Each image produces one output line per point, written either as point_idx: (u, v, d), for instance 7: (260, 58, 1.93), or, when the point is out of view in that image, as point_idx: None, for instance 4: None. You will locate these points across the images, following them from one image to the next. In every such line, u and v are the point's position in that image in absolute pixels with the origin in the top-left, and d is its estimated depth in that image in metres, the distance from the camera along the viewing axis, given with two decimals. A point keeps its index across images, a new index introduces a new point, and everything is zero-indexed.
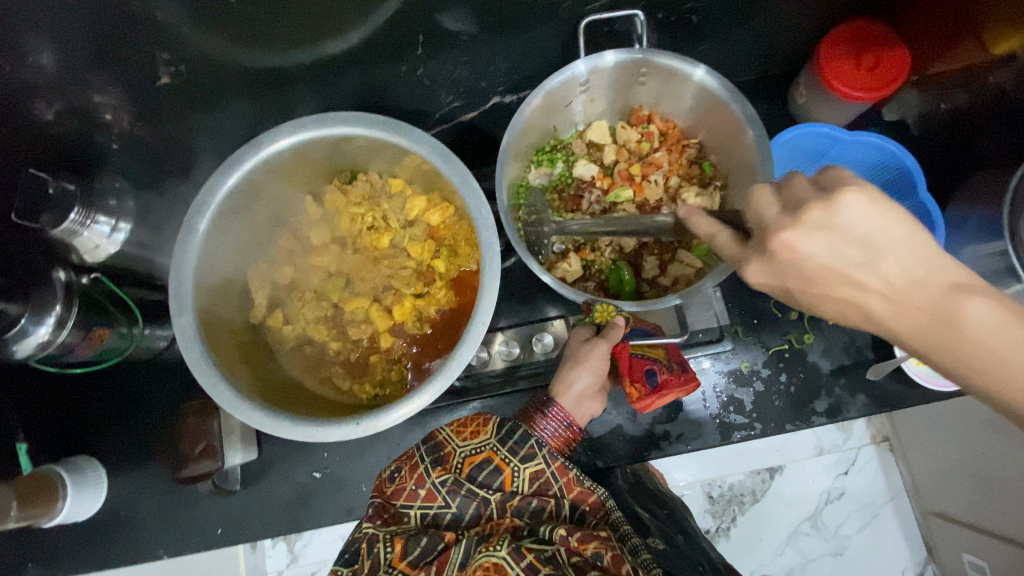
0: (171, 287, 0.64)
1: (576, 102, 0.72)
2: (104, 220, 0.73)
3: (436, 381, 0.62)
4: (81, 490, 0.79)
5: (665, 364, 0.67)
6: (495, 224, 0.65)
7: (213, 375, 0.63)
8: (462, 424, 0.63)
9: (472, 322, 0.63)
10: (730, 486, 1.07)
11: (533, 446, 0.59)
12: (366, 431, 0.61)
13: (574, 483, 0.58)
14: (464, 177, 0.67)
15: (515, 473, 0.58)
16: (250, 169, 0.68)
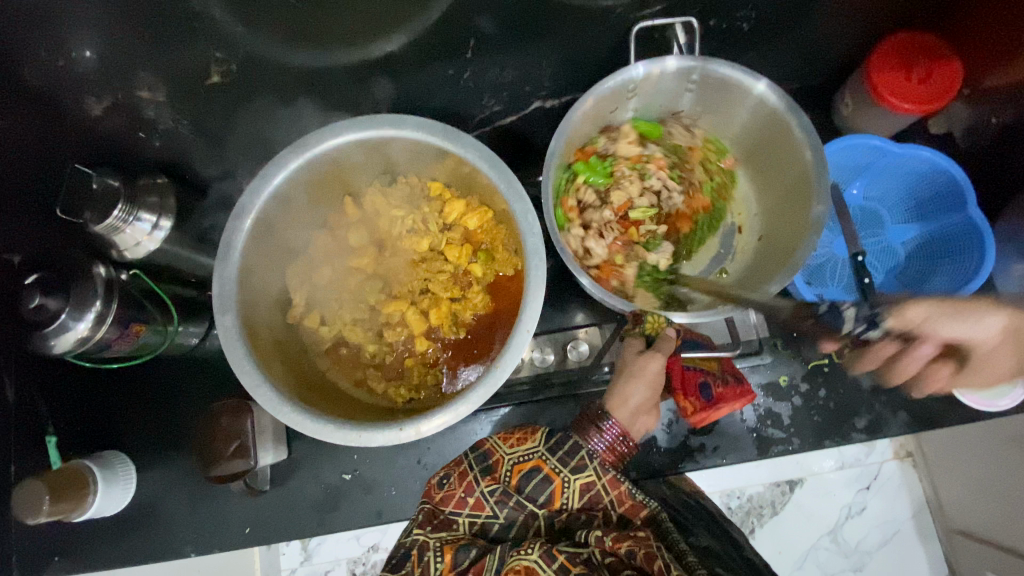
0: (213, 285, 0.63)
1: (624, 107, 0.71)
2: (146, 217, 0.70)
3: (480, 387, 0.61)
4: (110, 485, 0.79)
5: (717, 376, 0.68)
6: (541, 230, 0.63)
7: (255, 377, 0.62)
8: (510, 431, 0.62)
9: (516, 329, 0.62)
10: (749, 497, 1.06)
11: (584, 458, 0.58)
12: (408, 437, 0.61)
13: (627, 497, 0.57)
14: (510, 183, 0.66)
15: (565, 484, 0.57)
16: (294, 170, 0.67)
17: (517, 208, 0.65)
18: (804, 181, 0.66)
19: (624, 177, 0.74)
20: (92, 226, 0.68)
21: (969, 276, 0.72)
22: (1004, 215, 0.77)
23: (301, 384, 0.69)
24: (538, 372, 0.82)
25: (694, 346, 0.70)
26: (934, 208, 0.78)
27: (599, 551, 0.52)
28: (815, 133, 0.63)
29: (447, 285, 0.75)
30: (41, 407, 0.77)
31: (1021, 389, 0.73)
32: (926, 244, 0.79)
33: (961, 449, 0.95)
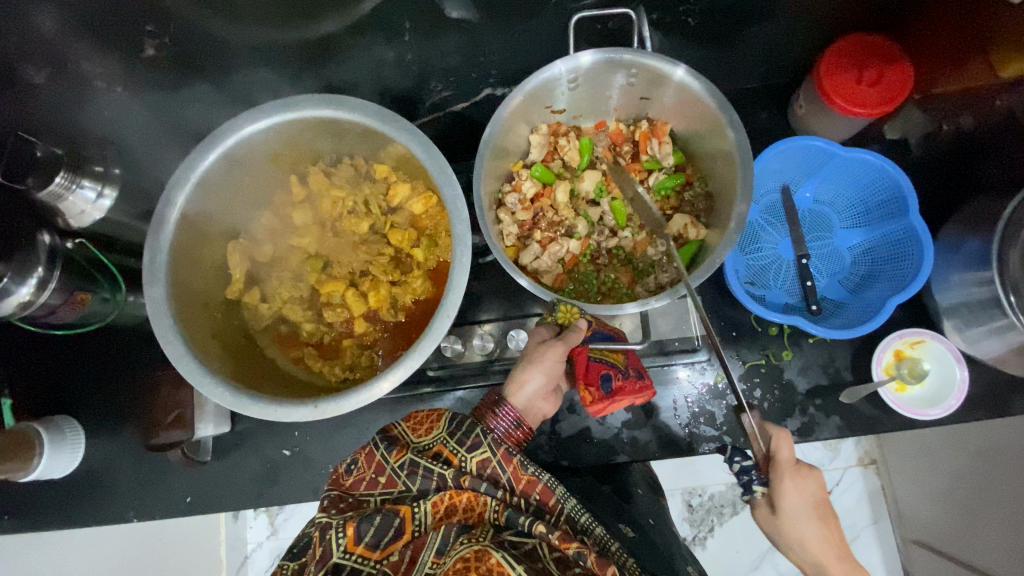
0: (145, 256, 0.64)
1: (562, 100, 0.71)
2: (88, 185, 0.72)
3: (400, 368, 0.62)
4: (58, 449, 0.81)
5: (620, 372, 0.69)
6: (469, 217, 0.64)
7: (181, 349, 0.63)
8: (418, 421, 0.66)
9: (438, 313, 0.63)
10: (710, 496, 1.07)
11: (479, 436, 0.61)
12: (326, 414, 0.62)
13: (521, 473, 0.60)
14: (442, 169, 0.66)
15: (463, 463, 0.59)
16: (233, 146, 0.68)
17: (448, 193, 0.65)
18: (731, 185, 0.66)
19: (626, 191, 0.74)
20: (36, 193, 0.69)
21: (907, 284, 0.72)
22: (946, 226, 0.77)
23: (235, 358, 0.71)
24: (479, 360, 0.83)
25: (604, 340, 0.72)
26: (881, 214, 0.77)
27: (546, 545, 0.54)
28: (745, 131, 0.62)
29: (387, 269, 0.76)
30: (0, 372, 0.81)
31: (954, 400, 0.73)
32: (871, 250, 0.79)
33: (923, 461, 0.95)
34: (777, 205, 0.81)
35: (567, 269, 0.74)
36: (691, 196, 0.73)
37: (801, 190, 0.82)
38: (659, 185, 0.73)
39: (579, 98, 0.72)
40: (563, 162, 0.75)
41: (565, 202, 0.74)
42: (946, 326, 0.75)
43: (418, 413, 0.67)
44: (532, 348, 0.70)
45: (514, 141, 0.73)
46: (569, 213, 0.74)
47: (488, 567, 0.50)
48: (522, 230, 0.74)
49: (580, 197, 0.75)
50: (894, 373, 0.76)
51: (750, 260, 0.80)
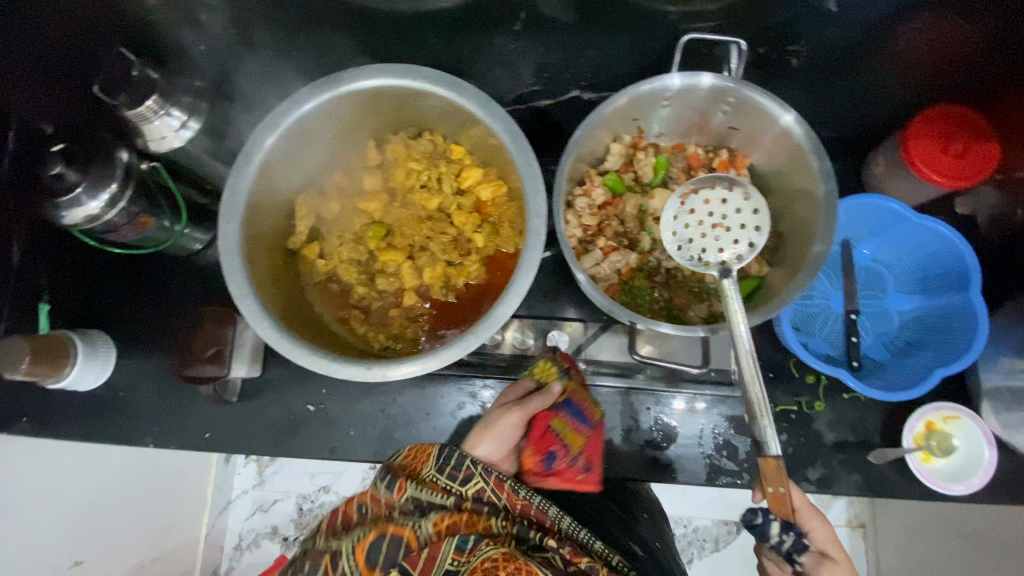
0: (225, 191, 0.65)
1: (654, 114, 0.71)
2: (176, 114, 0.73)
3: (455, 347, 0.62)
4: (89, 361, 0.84)
5: (567, 457, 0.74)
6: (547, 213, 0.63)
7: (243, 287, 0.63)
8: (405, 462, 0.67)
9: (501, 302, 0.63)
10: (695, 529, 1.10)
11: (468, 467, 0.63)
12: (375, 377, 0.63)
13: (516, 498, 0.62)
14: (527, 160, 0.65)
15: (458, 493, 0.61)
16: (328, 100, 0.68)
17: (530, 185, 0.64)
18: (810, 229, 0.66)
19: None
20: (123, 110, 0.70)
21: (954, 358, 0.73)
22: (1001, 308, 0.78)
23: (287, 307, 0.71)
24: (515, 355, 0.83)
25: (576, 415, 0.76)
26: (937, 285, 0.78)
27: (562, 557, 0.58)
28: (834, 180, 0.62)
29: (448, 248, 0.77)
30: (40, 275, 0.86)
31: (978, 480, 0.74)
32: (920, 318, 0.79)
33: (912, 536, 0.97)
34: (834, 258, 0.82)
35: (623, 281, 0.73)
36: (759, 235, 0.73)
37: (861, 247, 0.83)
38: None
39: (670, 117, 0.72)
40: (637, 177, 0.76)
41: (631, 215, 0.75)
42: (983, 407, 0.77)
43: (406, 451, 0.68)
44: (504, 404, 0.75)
45: (596, 148, 0.74)
46: (634, 226, 0.75)
47: (516, 566, 0.53)
48: (584, 234, 0.74)
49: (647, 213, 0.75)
50: (923, 444, 0.76)
51: (801, 306, 0.80)
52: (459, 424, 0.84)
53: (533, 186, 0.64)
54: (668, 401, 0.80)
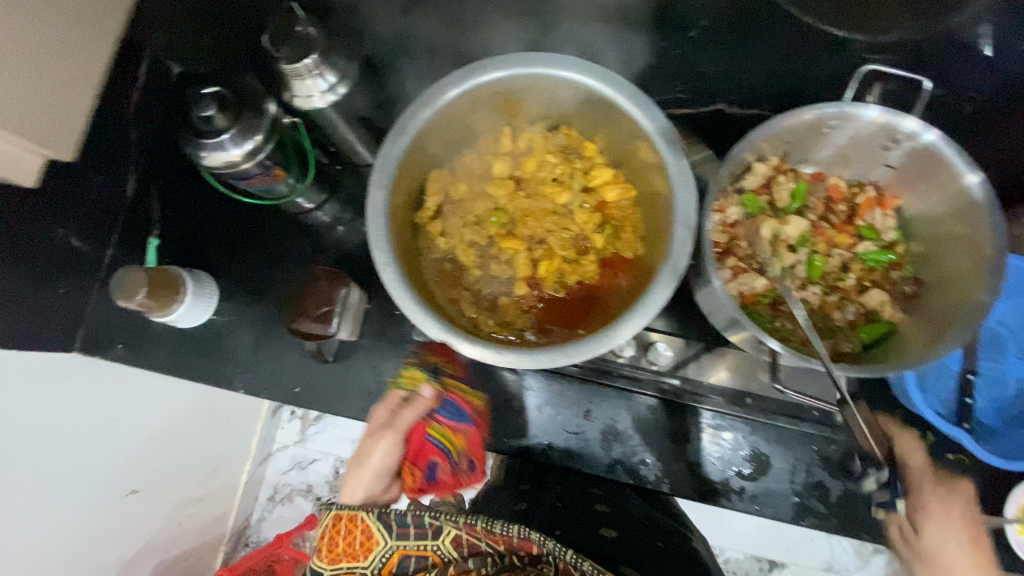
0: (379, 157, 0.65)
1: (809, 141, 0.69)
2: (329, 75, 0.72)
3: (587, 346, 0.61)
4: (196, 299, 0.86)
5: (451, 463, 0.82)
6: (695, 225, 0.62)
7: (385, 254, 0.64)
8: (330, 548, 0.67)
9: (639, 308, 0.61)
10: (726, 559, 1.13)
11: (428, 527, 0.67)
12: (501, 362, 0.62)
13: (494, 535, 0.65)
14: (682, 169, 0.63)
15: (437, 550, 0.67)
16: (486, 82, 0.68)
17: (682, 195, 0.63)
18: (961, 282, 0.63)
19: (831, 252, 0.72)
20: (281, 63, 0.70)
21: None
22: None
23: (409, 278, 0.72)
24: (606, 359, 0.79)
25: (452, 415, 0.80)
26: None
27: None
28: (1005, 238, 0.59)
29: (567, 244, 0.76)
30: (155, 211, 0.95)
31: None
32: None
33: None
34: None
35: (746, 304, 0.71)
36: (896, 280, 0.71)
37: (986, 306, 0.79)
38: (868, 256, 0.71)
39: (822, 145, 0.70)
40: (774, 203, 0.74)
41: (765, 239, 0.73)
42: None
43: (328, 530, 0.69)
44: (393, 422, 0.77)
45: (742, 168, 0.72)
46: (766, 252, 0.72)
47: None
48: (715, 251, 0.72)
49: (781, 241, 0.73)
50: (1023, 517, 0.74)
51: None
52: (541, 419, 0.82)
53: (685, 197, 0.63)
54: (765, 432, 0.79)
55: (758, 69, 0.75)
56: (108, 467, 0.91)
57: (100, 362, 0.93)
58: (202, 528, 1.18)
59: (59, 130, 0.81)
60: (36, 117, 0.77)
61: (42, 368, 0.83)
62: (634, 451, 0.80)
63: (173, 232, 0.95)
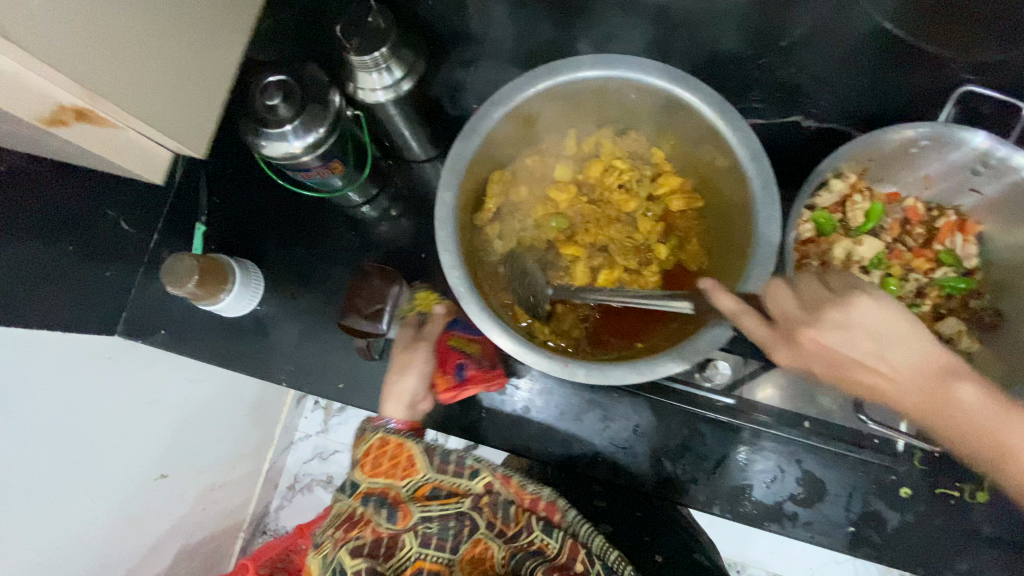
0: (450, 156, 0.63)
1: (893, 160, 0.66)
2: (394, 68, 0.70)
3: (657, 365, 0.60)
4: (244, 290, 0.85)
5: (476, 363, 0.78)
6: (778, 244, 0.59)
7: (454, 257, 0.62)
8: (374, 460, 0.71)
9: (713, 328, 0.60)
10: None
11: (472, 466, 0.72)
12: (567, 376, 0.61)
13: (527, 491, 0.74)
14: (766, 185, 0.61)
15: (467, 487, 0.72)
16: (560, 84, 0.66)
17: (764, 212, 0.60)
18: None
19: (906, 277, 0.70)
20: (349, 55, 0.69)
21: None
22: None
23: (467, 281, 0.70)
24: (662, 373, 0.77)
25: (465, 329, 0.80)
26: None
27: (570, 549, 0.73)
28: None
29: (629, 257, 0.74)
30: (202, 197, 0.94)
31: None
32: None
33: None
34: None
35: None
36: (973, 308, 0.68)
37: None
38: (945, 283, 0.68)
39: (904, 164, 0.67)
40: (849, 221, 0.71)
41: (839, 258, 0.69)
42: None
43: (373, 447, 0.71)
44: (415, 352, 0.78)
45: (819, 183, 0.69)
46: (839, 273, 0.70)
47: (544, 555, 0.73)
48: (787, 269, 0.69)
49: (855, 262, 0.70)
50: None
51: None
52: (585, 432, 0.79)
53: (768, 214, 0.60)
54: (822, 457, 0.76)
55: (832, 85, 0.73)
56: (142, 456, 0.90)
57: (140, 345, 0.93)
58: (224, 516, 1.17)
59: (201, 130, 0.74)
60: (174, 113, 0.69)
61: (79, 350, 0.82)
62: (685, 470, 0.77)
63: (219, 219, 0.94)
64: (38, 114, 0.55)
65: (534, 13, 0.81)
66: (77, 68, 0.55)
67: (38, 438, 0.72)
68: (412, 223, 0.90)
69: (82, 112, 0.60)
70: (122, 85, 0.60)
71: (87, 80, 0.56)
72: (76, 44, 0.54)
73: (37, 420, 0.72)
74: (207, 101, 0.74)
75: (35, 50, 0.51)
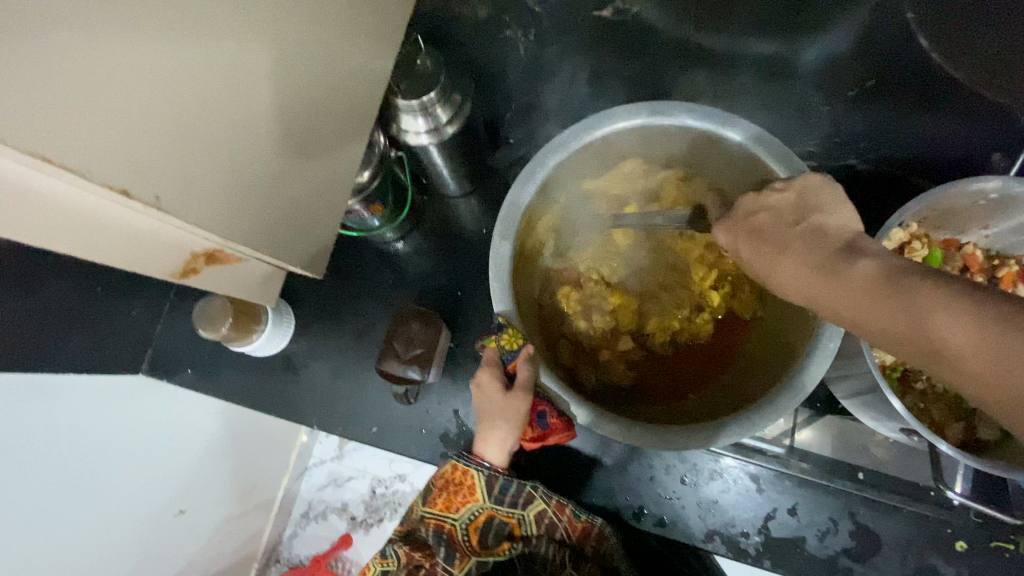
0: (502, 207, 0.61)
1: (958, 210, 0.65)
2: (441, 112, 0.69)
3: (725, 430, 0.57)
4: (274, 330, 0.83)
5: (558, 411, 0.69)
6: None
7: (510, 313, 0.60)
8: (440, 494, 0.67)
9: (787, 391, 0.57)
10: None
11: (529, 495, 0.69)
12: (631, 440, 0.58)
13: (576, 522, 0.70)
14: None
15: (520, 519, 0.69)
16: (615, 130, 0.64)
17: None
18: None
19: None
20: (395, 98, 0.67)
21: None
22: None
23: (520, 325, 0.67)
24: None
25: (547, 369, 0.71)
26: None
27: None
28: None
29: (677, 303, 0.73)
30: None
31: None
32: None
33: None
34: None
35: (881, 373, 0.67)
36: None
37: None
38: None
39: (966, 213, 0.66)
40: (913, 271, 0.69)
41: None
42: None
43: (440, 480, 0.68)
44: (508, 406, 0.65)
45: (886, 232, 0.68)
46: None
47: None
48: None
49: None
50: None
51: None
52: (631, 481, 0.77)
53: None
54: (875, 508, 0.74)
55: (877, 131, 0.72)
56: None
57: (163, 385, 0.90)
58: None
59: (320, 248, 0.62)
60: (264, 205, 0.47)
61: (104, 389, 0.78)
62: (735, 522, 0.75)
63: None
64: (172, 269, 0.49)
65: (569, 56, 0.82)
66: (221, 224, 0.42)
67: (70, 494, 0.65)
68: (444, 260, 0.87)
69: (211, 256, 0.52)
70: (246, 223, 0.45)
71: (204, 223, 0.40)
72: (209, 188, 0.40)
73: (51, 447, 0.64)
74: (318, 213, 0.58)
75: (170, 210, 0.37)
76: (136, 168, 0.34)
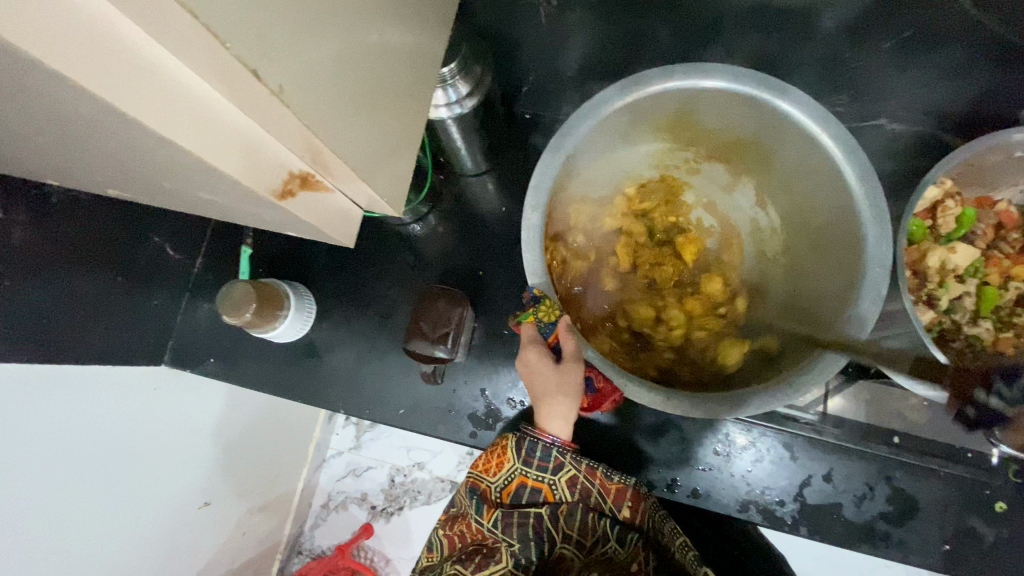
0: (532, 176, 0.60)
1: (992, 166, 0.64)
2: (461, 83, 0.67)
3: (763, 395, 0.56)
4: (297, 316, 0.82)
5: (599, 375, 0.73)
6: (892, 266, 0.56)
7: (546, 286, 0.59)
8: (483, 460, 0.70)
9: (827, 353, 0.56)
10: None
11: (559, 458, 0.67)
12: (672, 409, 0.57)
13: (610, 483, 0.68)
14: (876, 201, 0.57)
15: (552, 485, 0.67)
16: (647, 95, 0.62)
17: (873, 230, 0.57)
18: None
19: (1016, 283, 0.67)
20: None
21: None
22: None
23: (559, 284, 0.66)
24: None
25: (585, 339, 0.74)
26: None
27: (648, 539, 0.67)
28: None
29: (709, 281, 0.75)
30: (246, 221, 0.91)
31: None
32: None
33: None
34: None
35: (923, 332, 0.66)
36: None
37: None
38: None
39: (1002, 167, 0.65)
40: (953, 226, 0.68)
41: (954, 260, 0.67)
42: None
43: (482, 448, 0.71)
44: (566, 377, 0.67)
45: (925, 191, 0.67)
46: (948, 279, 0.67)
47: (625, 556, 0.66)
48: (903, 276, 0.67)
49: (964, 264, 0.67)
50: None
51: None
52: (664, 455, 0.77)
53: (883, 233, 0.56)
54: (913, 472, 0.73)
55: None
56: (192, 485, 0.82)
57: (186, 374, 0.89)
58: (264, 540, 1.04)
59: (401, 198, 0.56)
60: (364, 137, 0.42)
61: (127, 379, 0.77)
62: (771, 490, 0.74)
63: (264, 240, 0.91)
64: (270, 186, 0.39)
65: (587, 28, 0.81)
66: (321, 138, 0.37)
67: (80, 484, 0.63)
68: (465, 240, 0.86)
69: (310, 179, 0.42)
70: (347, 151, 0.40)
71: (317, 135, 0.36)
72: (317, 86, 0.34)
73: (71, 438, 0.63)
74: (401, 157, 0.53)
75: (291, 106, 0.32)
76: (268, 49, 0.29)
